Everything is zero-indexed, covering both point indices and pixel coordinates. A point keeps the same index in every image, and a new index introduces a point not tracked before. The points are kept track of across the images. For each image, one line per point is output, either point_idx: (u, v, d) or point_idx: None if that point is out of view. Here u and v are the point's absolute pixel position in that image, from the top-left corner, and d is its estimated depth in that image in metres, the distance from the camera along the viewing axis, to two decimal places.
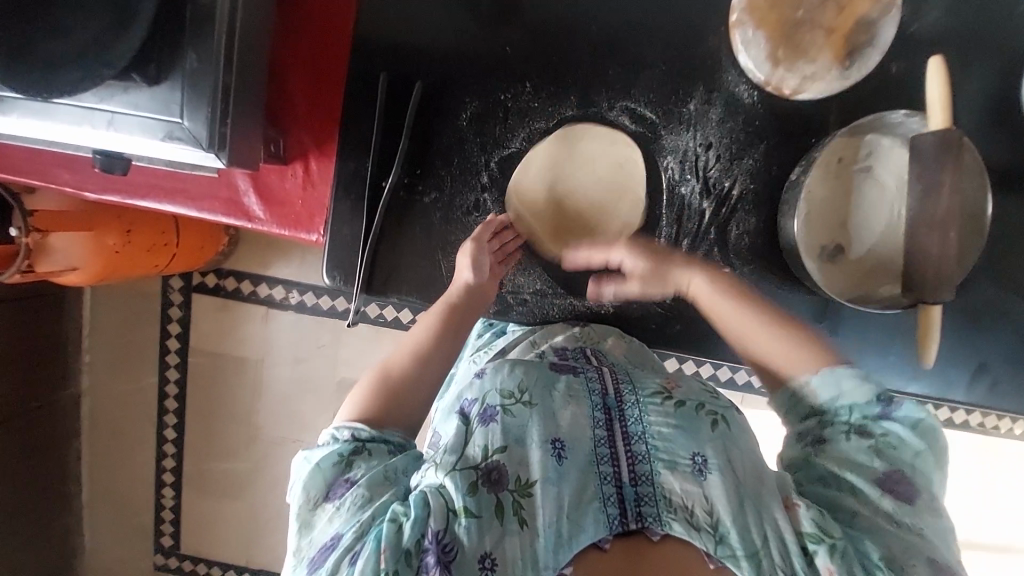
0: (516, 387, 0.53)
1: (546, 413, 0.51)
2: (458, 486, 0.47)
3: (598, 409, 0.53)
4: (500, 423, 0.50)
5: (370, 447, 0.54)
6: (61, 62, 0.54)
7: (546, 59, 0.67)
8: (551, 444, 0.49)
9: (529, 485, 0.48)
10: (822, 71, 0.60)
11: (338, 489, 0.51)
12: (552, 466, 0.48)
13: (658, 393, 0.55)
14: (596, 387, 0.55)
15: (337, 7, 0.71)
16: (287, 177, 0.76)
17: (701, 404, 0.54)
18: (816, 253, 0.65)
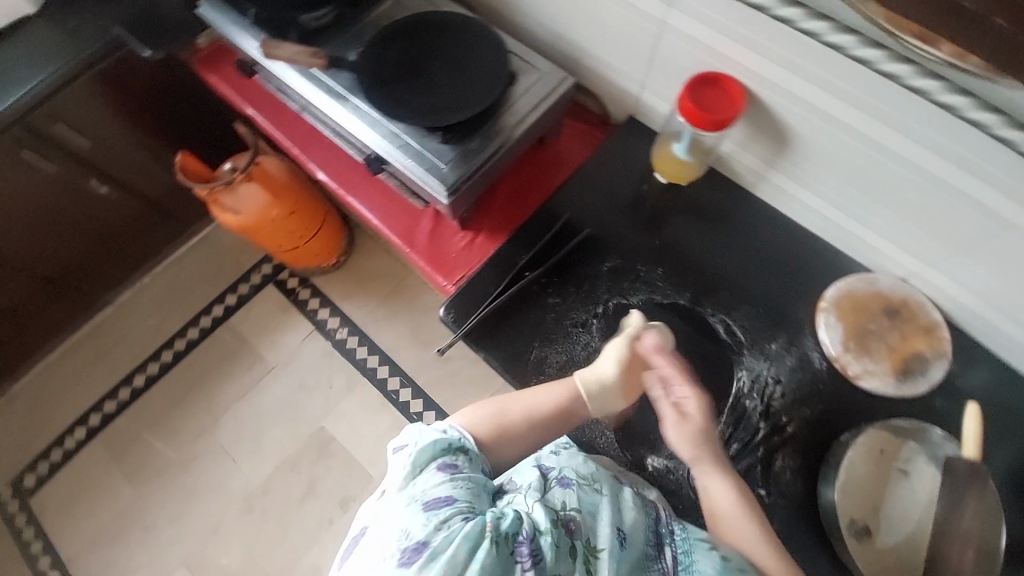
0: (590, 475, 0.67)
1: (612, 504, 0.63)
2: (545, 515, 0.58)
3: (650, 526, 0.63)
4: (575, 491, 0.64)
5: (466, 456, 0.66)
6: (407, 108, 0.84)
7: (681, 262, 0.90)
8: (615, 530, 0.60)
9: (595, 550, 0.58)
10: (882, 372, 0.77)
11: (447, 468, 0.62)
12: (616, 545, 0.59)
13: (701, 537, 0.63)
14: (650, 512, 0.65)
15: (559, 166, 1.02)
16: (457, 235, 0.98)
17: (741, 566, 0.61)
18: (848, 521, 0.70)
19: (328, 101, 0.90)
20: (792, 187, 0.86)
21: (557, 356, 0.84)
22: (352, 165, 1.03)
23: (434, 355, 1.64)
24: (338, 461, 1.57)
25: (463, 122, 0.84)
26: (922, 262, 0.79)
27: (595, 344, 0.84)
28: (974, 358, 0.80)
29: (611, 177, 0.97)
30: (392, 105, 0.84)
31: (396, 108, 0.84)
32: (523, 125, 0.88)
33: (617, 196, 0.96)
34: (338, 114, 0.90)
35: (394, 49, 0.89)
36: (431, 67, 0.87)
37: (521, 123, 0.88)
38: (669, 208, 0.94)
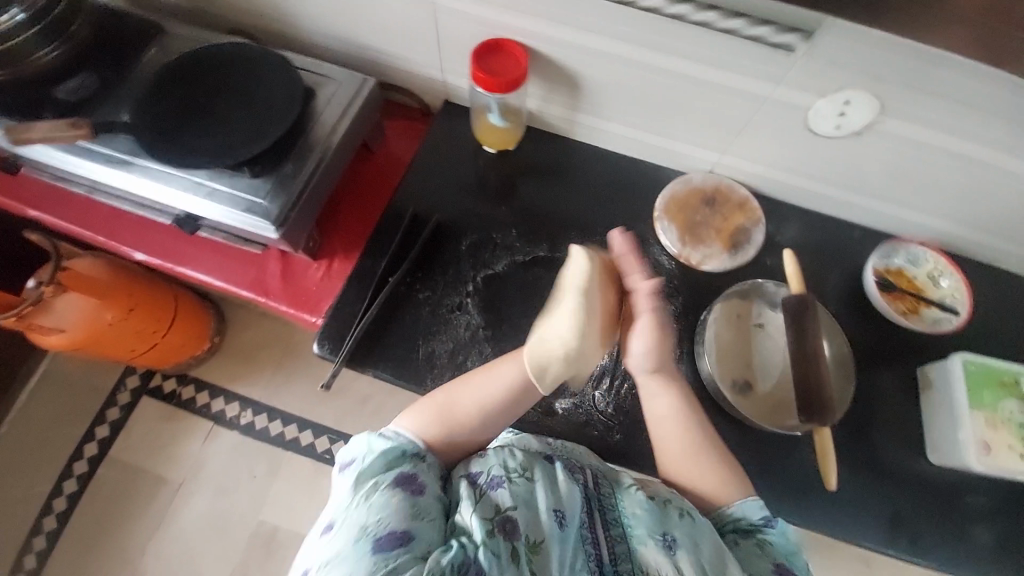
0: (521, 464, 0.64)
1: (546, 486, 0.63)
2: (479, 529, 0.58)
3: (585, 495, 0.64)
4: (508, 489, 0.62)
5: (415, 464, 0.65)
6: (202, 154, 0.78)
7: (530, 218, 0.94)
8: (554, 513, 0.61)
9: (538, 543, 0.59)
10: (717, 253, 0.88)
11: (398, 483, 0.61)
12: (559, 530, 0.60)
13: (632, 484, 0.67)
14: (582, 479, 0.66)
15: (392, 169, 1.03)
16: (311, 267, 0.94)
17: (667, 500, 0.65)
18: (729, 384, 0.80)
19: (113, 174, 0.82)
20: (597, 122, 0.93)
21: (444, 344, 0.83)
22: (171, 234, 0.95)
23: (356, 399, 1.56)
24: (294, 548, 1.43)
25: (266, 151, 0.80)
26: (717, 153, 0.90)
27: (476, 320, 0.85)
28: (784, 214, 0.94)
29: (443, 163, 0.99)
30: (183, 154, 0.78)
31: (188, 157, 0.78)
32: (335, 136, 0.87)
33: (453, 179, 0.97)
34: (129, 183, 0.82)
35: (167, 97, 0.82)
36: (218, 107, 0.82)
37: (330, 133, 0.86)
38: (504, 174, 0.98)
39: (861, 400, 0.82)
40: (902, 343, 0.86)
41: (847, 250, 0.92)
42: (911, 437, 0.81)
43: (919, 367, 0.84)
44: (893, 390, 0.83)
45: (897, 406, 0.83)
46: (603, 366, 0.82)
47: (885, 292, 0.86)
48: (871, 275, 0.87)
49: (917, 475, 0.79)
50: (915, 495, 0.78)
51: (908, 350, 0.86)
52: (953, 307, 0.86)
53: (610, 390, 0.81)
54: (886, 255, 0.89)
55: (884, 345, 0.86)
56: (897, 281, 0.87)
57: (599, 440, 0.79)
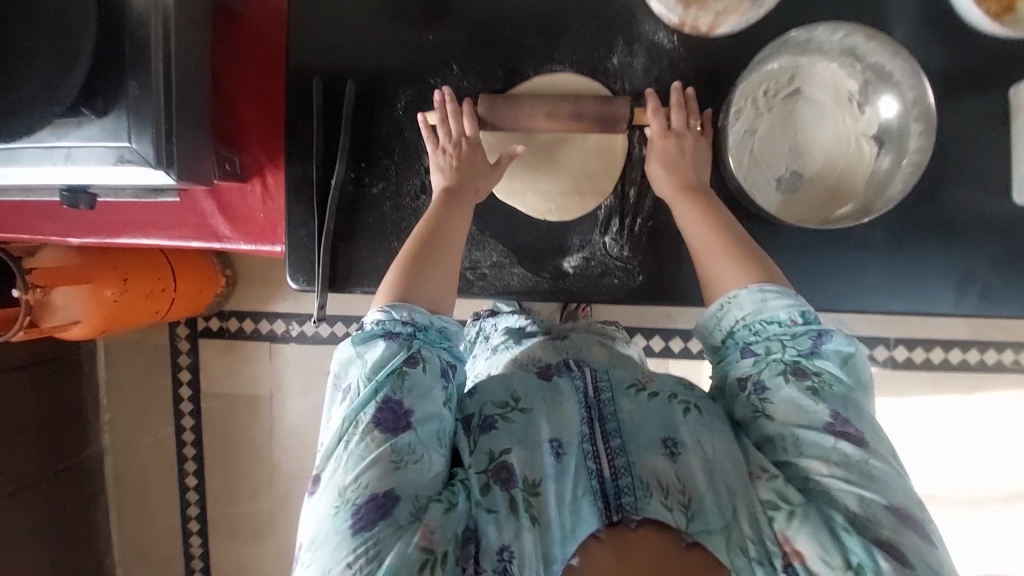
0: (510, 396, 0.54)
1: (540, 416, 0.53)
2: (473, 486, 0.50)
3: (583, 408, 0.54)
4: (502, 430, 0.52)
5: (421, 356, 0.54)
6: (21, 108, 0.59)
7: (469, 38, 0.69)
8: (549, 443, 0.52)
9: (534, 485, 0.49)
10: (734, 4, 0.61)
11: (388, 421, 0.50)
12: (553, 464, 0.51)
13: (633, 384, 0.57)
14: (579, 385, 0.56)
15: (274, 28, 0.76)
16: (247, 194, 0.80)
17: (674, 393, 0.56)
18: (763, 185, 0.65)
19: None
20: None
21: None
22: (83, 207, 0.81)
23: None
24: None
25: (89, 72, 0.61)
26: None
27: None
28: None
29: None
30: (1, 119, 0.59)
31: (9, 119, 0.59)
32: (167, 17, 0.62)
33: (354, 14, 0.71)
34: None
35: None
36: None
37: (151, 7, 0.61)
38: None
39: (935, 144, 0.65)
40: (990, 55, 0.64)
41: None
42: (1002, 172, 0.65)
43: (1011, 88, 0.64)
44: (981, 121, 0.65)
45: (982, 137, 0.65)
46: (608, 207, 0.69)
47: None
48: None
49: (1008, 215, 0.66)
50: (1007, 239, 0.66)
51: (999, 61, 0.64)
52: None
53: (621, 233, 0.69)
54: None
55: (968, 62, 0.64)
56: None
57: (621, 288, 0.70)
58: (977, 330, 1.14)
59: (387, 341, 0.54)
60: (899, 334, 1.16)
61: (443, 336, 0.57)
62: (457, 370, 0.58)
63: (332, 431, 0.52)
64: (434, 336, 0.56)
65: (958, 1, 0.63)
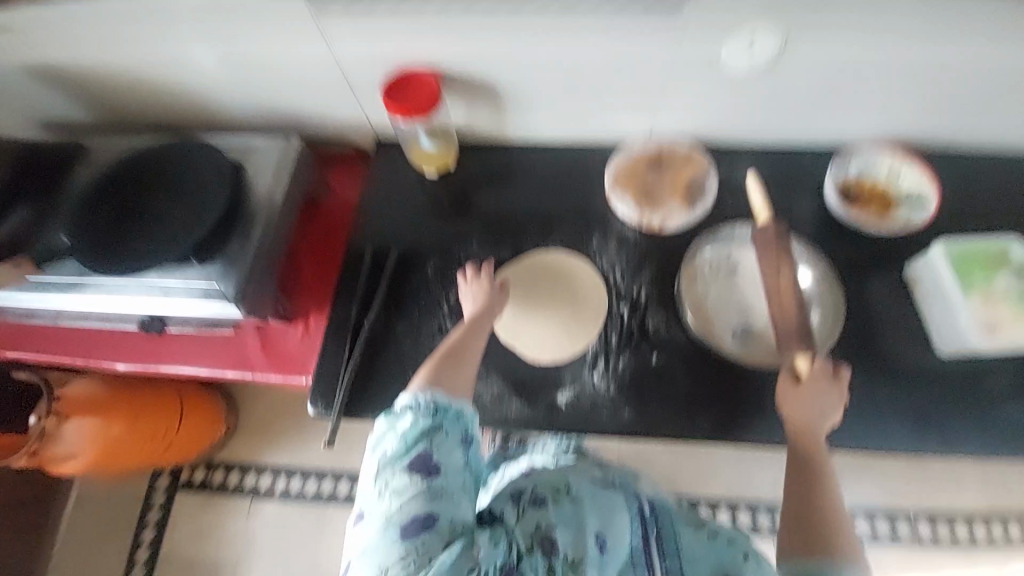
0: (563, 484, 0.63)
1: (589, 508, 0.62)
2: (522, 538, 0.56)
3: (638, 521, 0.68)
4: (552, 509, 0.59)
5: (444, 427, 0.60)
6: (146, 255, 0.78)
7: (486, 225, 0.93)
8: (596, 537, 0.60)
9: (575, 564, 0.56)
10: (677, 209, 0.87)
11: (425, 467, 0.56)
12: (597, 555, 0.58)
13: (696, 524, 0.72)
14: (637, 505, 0.69)
15: (341, 212, 1.02)
16: (288, 332, 0.94)
17: (733, 539, 0.70)
18: (722, 336, 0.79)
19: (70, 296, 0.84)
20: (524, 118, 0.92)
21: None
22: (145, 336, 0.95)
23: None
24: None
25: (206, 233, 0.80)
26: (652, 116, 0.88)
27: None
28: (733, 153, 0.93)
29: (389, 195, 0.98)
30: (128, 261, 0.78)
31: (134, 261, 0.78)
32: (272, 203, 0.87)
33: (404, 207, 0.97)
34: (86, 301, 0.84)
35: (100, 208, 0.83)
36: (149, 206, 0.82)
37: (265, 198, 0.87)
38: (452, 189, 0.97)
39: (853, 313, 0.83)
40: (877, 250, 0.86)
41: (802, 168, 0.91)
42: (918, 336, 0.81)
43: (903, 271, 0.84)
44: (888, 296, 0.83)
45: (890, 314, 0.82)
46: (594, 348, 0.81)
47: (845, 199, 0.86)
48: (833, 188, 0.86)
49: (934, 372, 0.79)
50: (939, 393, 0.78)
51: (887, 254, 0.86)
52: (924, 200, 0.85)
53: (607, 371, 0.79)
54: (844, 167, 0.88)
55: (861, 254, 0.86)
56: (863, 189, 0.87)
57: (607, 422, 0.77)
58: (953, 503, 1.19)
59: (414, 416, 0.60)
60: (882, 504, 1.21)
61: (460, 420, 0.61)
62: (472, 438, 0.62)
63: (370, 474, 0.57)
64: (452, 415, 0.61)
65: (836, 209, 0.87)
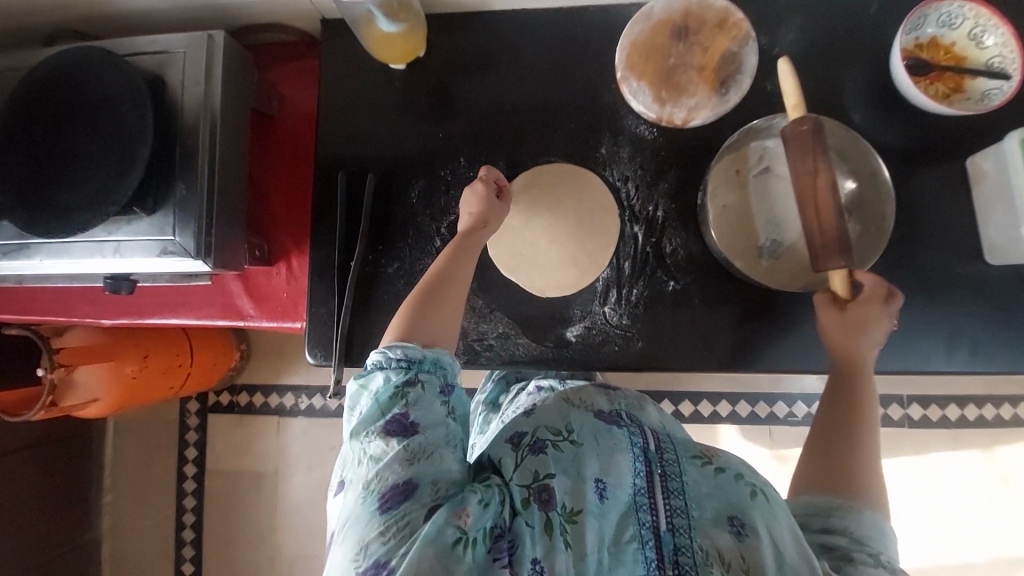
0: (564, 426, 0.59)
1: (591, 451, 0.57)
2: (516, 496, 0.53)
3: (641, 460, 0.57)
4: (550, 456, 0.56)
5: (420, 378, 0.58)
6: (79, 210, 0.67)
7: (474, 137, 0.78)
8: (595, 482, 0.55)
9: (574, 514, 0.53)
10: (705, 100, 0.71)
11: (399, 427, 0.54)
12: (596, 501, 0.54)
13: (699, 455, 0.58)
14: (639, 440, 0.59)
15: (304, 132, 0.87)
16: (272, 276, 0.87)
17: (740, 474, 0.57)
18: (753, 253, 0.69)
19: (16, 264, 0.75)
20: None
21: None
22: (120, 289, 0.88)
23: None
24: None
25: (143, 178, 0.68)
26: None
27: None
28: (775, 17, 0.73)
29: (354, 106, 0.82)
30: (60, 218, 0.67)
31: (66, 217, 0.67)
32: (215, 131, 0.73)
33: (374, 119, 0.81)
34: (36, 267, 0.75)
35: (7, 156, 0.69)
36: (66, 149, 0.68)
37: (203, 123, 0.72)
38: (428, 92, 0.80)
39: (901, 215, 0.72)
40: (941, 135, 0.72)
41: (861, 31, 0.73)
42: (971, 237, 0.72)
43: (967, 160, 0.71)
44: (944, 191, 0.72)
45: (943, 208, 0.72)
46: (606, 278, 0.73)
47: (912, 71, 0.70)
48: (901, 58, 0.69)
49: (982, 276, 0.71)
50: (985, 298, 0.71)
51: (951, 140, 0.72)
52: (1003, 71, 0.68)
53: (621, 302, 0.72)
54: (914, 27, 0.70)
55: (920, 141, 0.72)
56: (935, 56, 0.70)
57: (621, 356, 0.72)
58: (943, 387, 1.25)
59: (383, 372, 0.58)
60: (876, 391, 1.26)
61: (438, 366, 0.60)
62: (455, 390, 0.61)
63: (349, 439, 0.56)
64: (428, 364, 0.59)
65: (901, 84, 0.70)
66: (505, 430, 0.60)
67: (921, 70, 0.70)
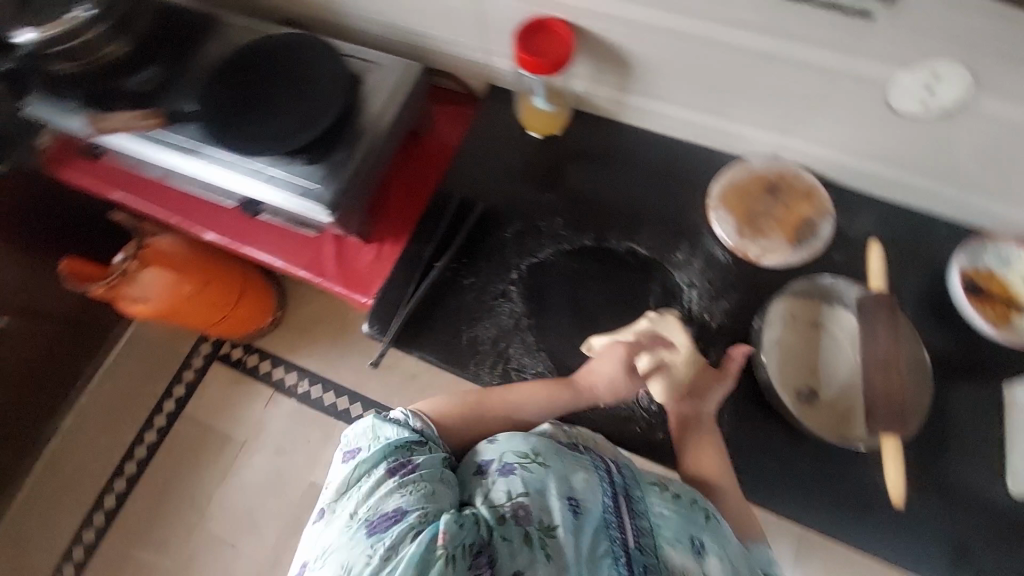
0: (531, 449, 0.64)
1: (560, 473, 0.62)
2: (489, 515, 0.56)
3: (608, 489, 0.64)
4: (520, 475, 0.61)
5: (429, 442, 0.67)
6: (261, 143, 0.83)
7: (576, 207, 0.92)
8: (568, 500, 0.60)
9: (551, 530, 0.57)
10: (779, 246, 0.82)
11: (402, 470, 0.60)
12: (571, 517, 0.58)
13: (656, 483, 0.69)
14: (602, 467, 0.67)
15: (440, 153, 1.04)
16: (362, 251, 0.98)
17: (694, 500, 0.68)
18: (792, 392, 0.76)
19: (182, 160, 0.89)
20: (649, 103, 0.89)
21: (488, 331, 0.85)
22: (237, 216, 1.03)
23: (402, 374, 1.62)
24: None
25: (317, 137, 0.84)
26: (782, 136, 0.84)
27: (519, 308, 0.86)
28: (854, 207, 0.86)
29: (490, 149, 0.98)
30: (243, 142, 0.84)
31: (248, 143, 0.83)
32: (382, 123, 0.89)
33: (501, 165, 0.97)
34: (194, 167, 0.89)
35: (228, 86, 0.88)
36: (269, 95, 0.86)
37: (380, 116, 0.89)
38: (552, 160, 0.96)
39: (932, 414, 0.77)
40: (980, 356, 0.79)
41: (926, 245, 0.84)
42: (994, 459, 0.75)
43: (1001, 386, 0.77)
44: (976, 408, 0.77)
45: (969, 420, 0.76)
46: None
47: (965, 291, 0.79)
48: (958, 277, 0.79)
49: (998, 503, 0.73)
50: (996, 525, 0.72)
51: (989, 365, 0.79)
52: None
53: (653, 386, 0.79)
54: (974, 255, 0.80)
55: (962, 354, 0.79)
56: (988, 285, 0.79)
57: (639, 437, 0.78)
58: None
59: (397, 426, 0.66)
60: None
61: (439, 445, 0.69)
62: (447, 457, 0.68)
63: (341, 485, 0.60)
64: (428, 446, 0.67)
65: (954, 299, 0.80)
66: (473, 463, 0.66)
67: (974, 293, 0.79)
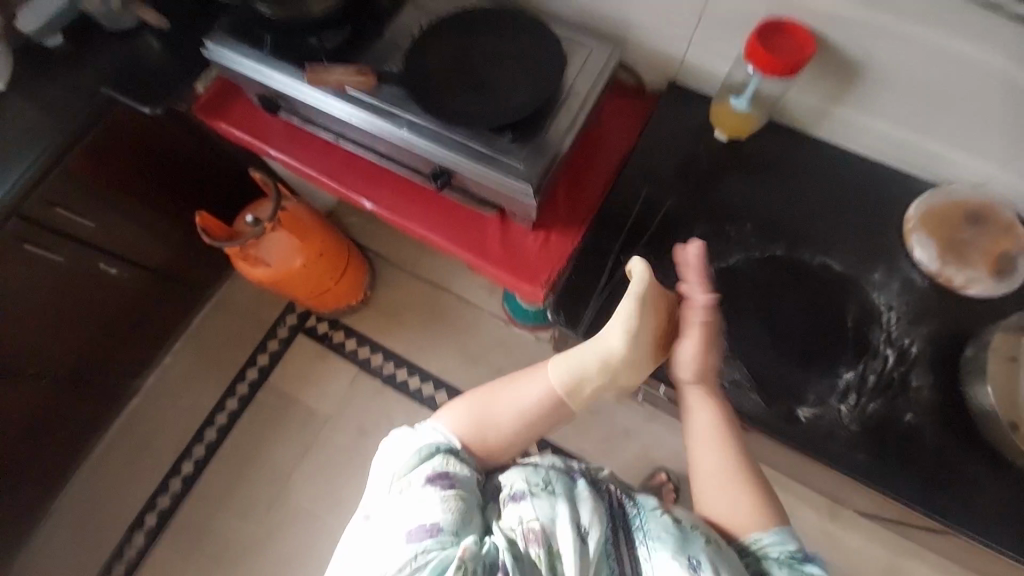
0: (542, 478, 0.67)
1: (563, 499, 0.64)
2: (501, 541, 0.60)
3: (607, 517, 0.65)
4: (528, 501, 0.64)
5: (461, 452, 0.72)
6: (471, 117, 0.83)
7: (765, 215, 0.91)
8: (573, 526, 0.61)
9: (555, 551, 0.60)
10: (983, 276, 0.82)
11: (443, 480, 0.66)
12: (573, 541, 0.60)
13: (655, 506, 0.67)
14: (602, 496, 0.68)
15: (612, 137, 1.00)
16: (529, 236, 0.96)
17: (697, 524, 0.64)
18: (1007, 423, 0.75)
19: (373, 122, 0.87)
20: (855, 115, 0.87)
21: None
22: (396, 190, 1.02)
23: (491, 365, 1.61)
24: None
25: (528, 117, 0.83)
26: (994, 166, 0.83)
27: None
28: None
29: (672, 142, 0.96)
30: (452, 114, 0.83)
31: (457, 117, 0.83)
32: (584, 103, 0.86)
33: (684, 163, 0.95)
34: (386, 131, 0.87)
35: (436, 55, 0.87)
36: (478, 70, 0.85)
37: (582, 96, 0.86)
38: (738, 165, 0.94)
39: None
40: None
41: None
42: None
43: None
44: None
45: None
46: (848, 379, 0.81)
47: None
48: None
49: None
50: None
51: None
52: None
53: (855, 406, 0.80)
54: None
55: None
56: None
57: (842, 456, 0.78)
58: None
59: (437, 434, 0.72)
60: None
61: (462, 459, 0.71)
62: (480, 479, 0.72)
63: (383, 483, 0.69)
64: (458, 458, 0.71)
65: None
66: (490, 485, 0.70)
67: None
